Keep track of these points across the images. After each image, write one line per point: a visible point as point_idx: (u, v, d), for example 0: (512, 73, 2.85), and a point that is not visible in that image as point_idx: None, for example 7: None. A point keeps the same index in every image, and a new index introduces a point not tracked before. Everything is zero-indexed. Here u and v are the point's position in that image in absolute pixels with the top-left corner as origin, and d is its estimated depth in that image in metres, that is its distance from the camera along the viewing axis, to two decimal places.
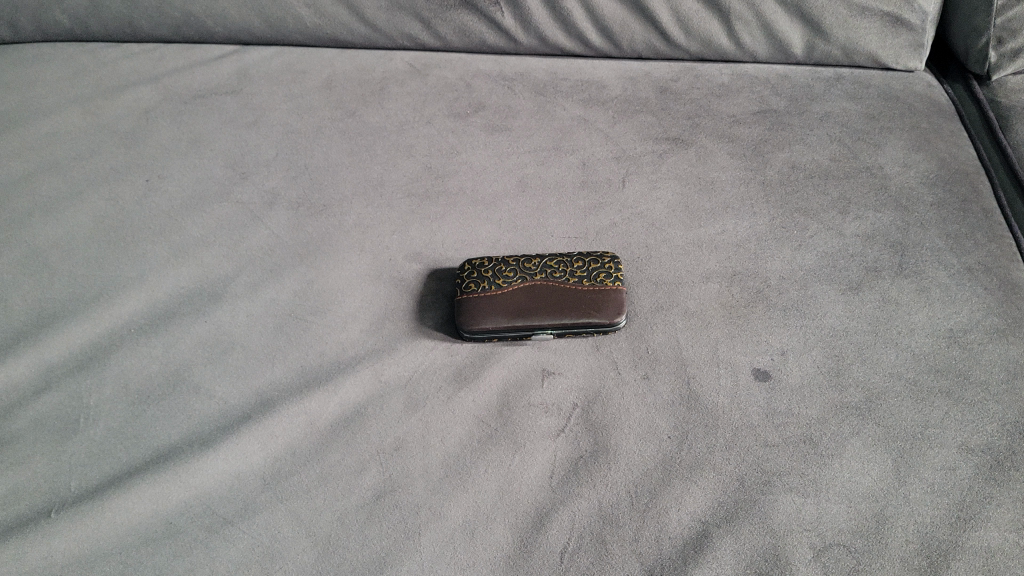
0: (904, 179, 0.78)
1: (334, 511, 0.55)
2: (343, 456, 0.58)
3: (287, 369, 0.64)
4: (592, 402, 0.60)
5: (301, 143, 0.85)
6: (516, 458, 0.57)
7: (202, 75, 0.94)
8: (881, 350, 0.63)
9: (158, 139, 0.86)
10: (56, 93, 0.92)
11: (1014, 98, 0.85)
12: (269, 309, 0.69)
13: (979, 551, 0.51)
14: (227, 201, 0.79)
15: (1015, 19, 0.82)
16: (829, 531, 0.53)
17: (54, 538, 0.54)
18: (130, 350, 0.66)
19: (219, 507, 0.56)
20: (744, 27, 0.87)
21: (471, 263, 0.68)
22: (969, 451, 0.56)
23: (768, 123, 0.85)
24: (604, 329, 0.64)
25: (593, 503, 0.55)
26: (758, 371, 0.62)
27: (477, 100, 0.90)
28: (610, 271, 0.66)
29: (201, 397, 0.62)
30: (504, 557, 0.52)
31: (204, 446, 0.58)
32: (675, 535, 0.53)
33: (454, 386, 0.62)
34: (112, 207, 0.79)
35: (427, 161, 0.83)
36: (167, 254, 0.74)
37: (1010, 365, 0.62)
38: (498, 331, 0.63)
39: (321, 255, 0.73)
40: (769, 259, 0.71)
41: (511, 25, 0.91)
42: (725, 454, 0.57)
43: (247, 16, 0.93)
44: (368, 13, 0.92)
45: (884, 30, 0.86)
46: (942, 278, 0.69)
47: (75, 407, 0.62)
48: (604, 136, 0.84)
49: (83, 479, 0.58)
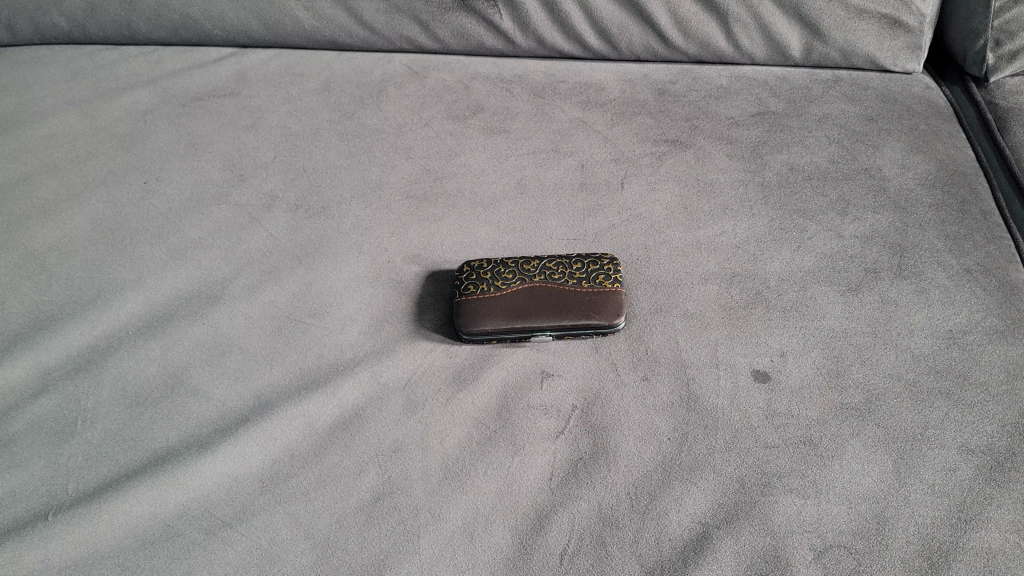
0: (902, 181, 0.78)
1: (332, 514, 0.55)
2: (342, 458, 0.58)
3: (285, 371, 0.64)
4: (592, 404, 0.60)
5: (300, 145, 0.85)
6: (516, 460, 0.57)
7: (200, 78, 0.95)
8: (880, 352, 0.63)
9: (157, 141, 0.86)
10: (54, 95, 0.92)
11: (1012, 100, 0.85)
12: (267, 310, 0.69)
13: (980, 552, 0.51)
14: (225, 204, 0.79)
15: (1014, 21, 0.83)
16: (829, 532, 0.52)
17: (51, 541, 0.54)
18: (128, 352, 0.66)
19: (216, 510, 0.55)
20: (743, 29, 0.87)
21: (471, 264, 0.68)
22: (970, 451, 0.56)
23: (767, 124, 0.85)
24: (605, 330, 0.64)
25: (593, 505, 0.54)
26: (758, 372, 0.62)
27: (476, 102, 0.90)
28: (610, 273, 0.66)
29: (199, 399, 0.62)
30: (504, 559, 0.52)
31: (201, 448, 0.58)
32: (676, 536, 0.53)
33: (453, 387, 0.62)
34: (111, 209, 0.79)
35: (425, 163, 0.83)
36: (164, 258, 0.74)
37: (1010, 365, 0.62)
38: (498, 332, 0.63)
39: (320, 256, 0.73)
40: (768, 260, 0.71)
41: (510, 27, 0.91)
42: (725, 456, 0.57)
43: (246, 19, 0.94)
44: (367, 17, 0.92)
45: (882, 32, 0.86)
46: (941, 279, 0.69)
47: (72, 411, 0.61)
48: (603, 137, 0.84)
49: (81, 482, 0.57)
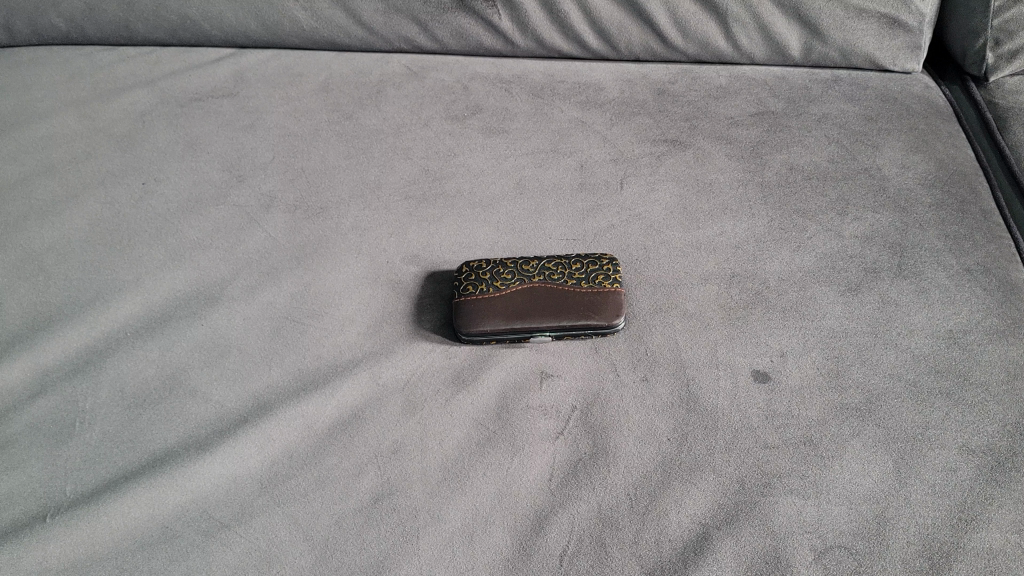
0: (902, 180, 0.78)
1: (331, 515, 0.54)
2: (340, 459, 0.58)
3: (284, 372, 0.64)
4: (591, 404, 0.60)
5: (298, 146, 0.85)
6: (515, 461, 0.57)
7: (199, 78, 0.94)
8: (881, 351, 0.63)
9: (155, 141, 0.86)
10: (52, 95, 0.92)
11: (1011, 100, 0.85)
12: (266, 312, 0.68)
13: (981, 553, 0.51)
14: (224, 205, 0.79)
15: (1013, 20, 0.82)
16: (830, 533, 0.52)
17: (48, 542, 0.53)
18: (125, 353, 0.65)
19: (215, 511, 0.55)
20: (742, 29, 0.87)
21: (470, 264, 0.68)
22: (971, 451, 0.56)
23: (767, 124, 0.85)
24: (604, 331, 0.64)
25: (593, 506, 0.54)
26: (758, 372, 0.62)
27: (475, 102, 0.90)
28: (609, 273, 0.66)
29: (197, 400, 0.62)
30: (503, 560, 0.52)
31: (199, 450, 0.58)
32: (676, 538, 0.53)
33: (452, 388, 0.62)
34: (109, 210, 0.79)
35: (424, 163, 0.82)
36: (163, 259, 0.74)
37: (1011, 365, 0.62)
38: (497, 333, 0.63)
39: (319, 257, 0.73)
40: (768, 260, 0.71)
41: (509, 27, 0.91)
42: (725, 456, 0.56)
43: (244, 20, 0.93)
44: (365, 17, 0.92)
45: (881, 32, 0.86)
46: (941, 279, 0.69)
47: (70, 412, 0.61)
48: (602, 137, 0.84)
49: (79, 483, 0.57)
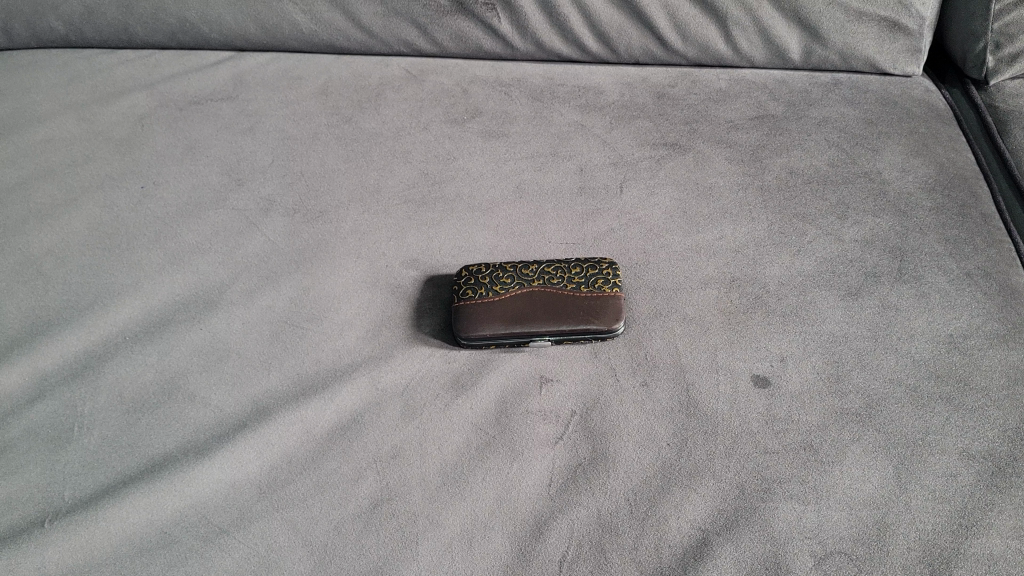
0: (902, 184, 0.78)
1: (330, 520, 0.54)
2: (339, 464, 0.57)
3: (283, 376, 0.64)
4: (590, 410, 0.60)
5: (298, 149, 0.85)
6: (515, 466, 0.57)
7: (199, 81, 0.94)
8: (881, 356, 0.63)
9: (154, 144, 0.86)
10: (51, 98, 0.92)
11: (1012, 103, 0.85)
12: (265, 316, 0.68)
13: (982, 558, 0.51)
14: (224, 208, 0.79)
15: (1014, 24, 0.82)
16: (830, 539, 0.52)
17: (47, 547, 0.53)
18: (124, 358, 0.65)
19: (214, 516, 0.55)
20: (742, 32, 0.87)
21: (469, 269, 0.68)
22: (971, 456, 0.56)
23: (767, 128, 0.85)
24: (603, 335, 0.64)
25: (593, 511, 0.54)
26: (758, 377, 0.62)
27: (474, 105, 0.90)
28: (609, 277, 0.66)
29: (195, 405, 0.62)
30: (504, 565, 0.52)
31: (199, 454, 0.58)
32: (676, 544, 0.52)
33: (451, 393, 0.62)
34: (108, 214, 0.79)
35: (424, 167, 0.82)
36: (162, 264, 0.74)
37: (1013, 371, 0.61)
38: (497, 338, 0.63)
39: (319, 261, 0.73)
40: (768, 265, 0.71)
41: (508, 31, 0.91)
42: (725, 462, 0.56)
43: (244, 23, 0.94)
44: (365, 21, 0.92)
45: (881, 34, 0.86)
46: (942, 283, 0.68)
47: (69, 418, 0.61)
48: (601, 141, 0.84)
49: (77, 488, 0.57)
